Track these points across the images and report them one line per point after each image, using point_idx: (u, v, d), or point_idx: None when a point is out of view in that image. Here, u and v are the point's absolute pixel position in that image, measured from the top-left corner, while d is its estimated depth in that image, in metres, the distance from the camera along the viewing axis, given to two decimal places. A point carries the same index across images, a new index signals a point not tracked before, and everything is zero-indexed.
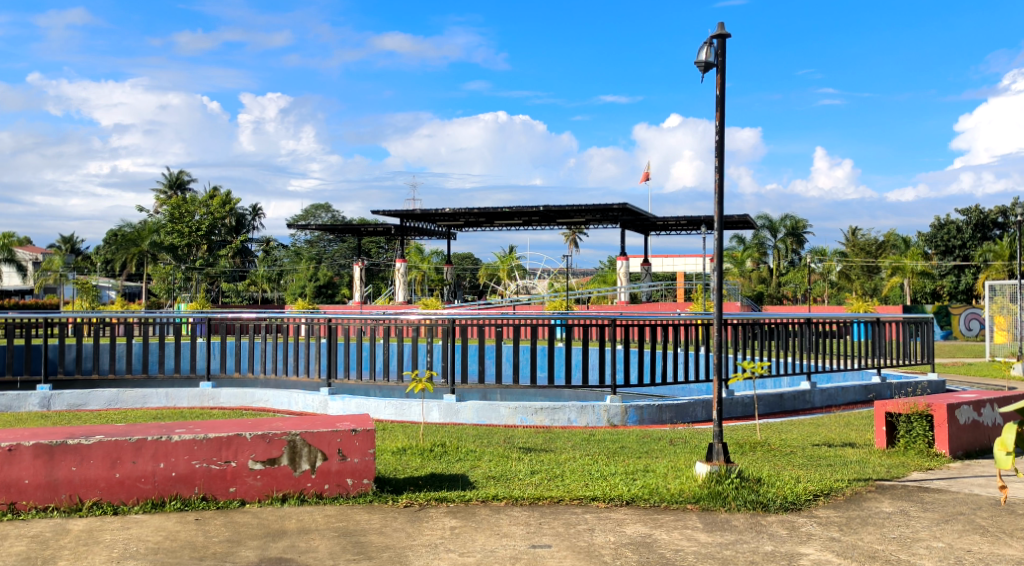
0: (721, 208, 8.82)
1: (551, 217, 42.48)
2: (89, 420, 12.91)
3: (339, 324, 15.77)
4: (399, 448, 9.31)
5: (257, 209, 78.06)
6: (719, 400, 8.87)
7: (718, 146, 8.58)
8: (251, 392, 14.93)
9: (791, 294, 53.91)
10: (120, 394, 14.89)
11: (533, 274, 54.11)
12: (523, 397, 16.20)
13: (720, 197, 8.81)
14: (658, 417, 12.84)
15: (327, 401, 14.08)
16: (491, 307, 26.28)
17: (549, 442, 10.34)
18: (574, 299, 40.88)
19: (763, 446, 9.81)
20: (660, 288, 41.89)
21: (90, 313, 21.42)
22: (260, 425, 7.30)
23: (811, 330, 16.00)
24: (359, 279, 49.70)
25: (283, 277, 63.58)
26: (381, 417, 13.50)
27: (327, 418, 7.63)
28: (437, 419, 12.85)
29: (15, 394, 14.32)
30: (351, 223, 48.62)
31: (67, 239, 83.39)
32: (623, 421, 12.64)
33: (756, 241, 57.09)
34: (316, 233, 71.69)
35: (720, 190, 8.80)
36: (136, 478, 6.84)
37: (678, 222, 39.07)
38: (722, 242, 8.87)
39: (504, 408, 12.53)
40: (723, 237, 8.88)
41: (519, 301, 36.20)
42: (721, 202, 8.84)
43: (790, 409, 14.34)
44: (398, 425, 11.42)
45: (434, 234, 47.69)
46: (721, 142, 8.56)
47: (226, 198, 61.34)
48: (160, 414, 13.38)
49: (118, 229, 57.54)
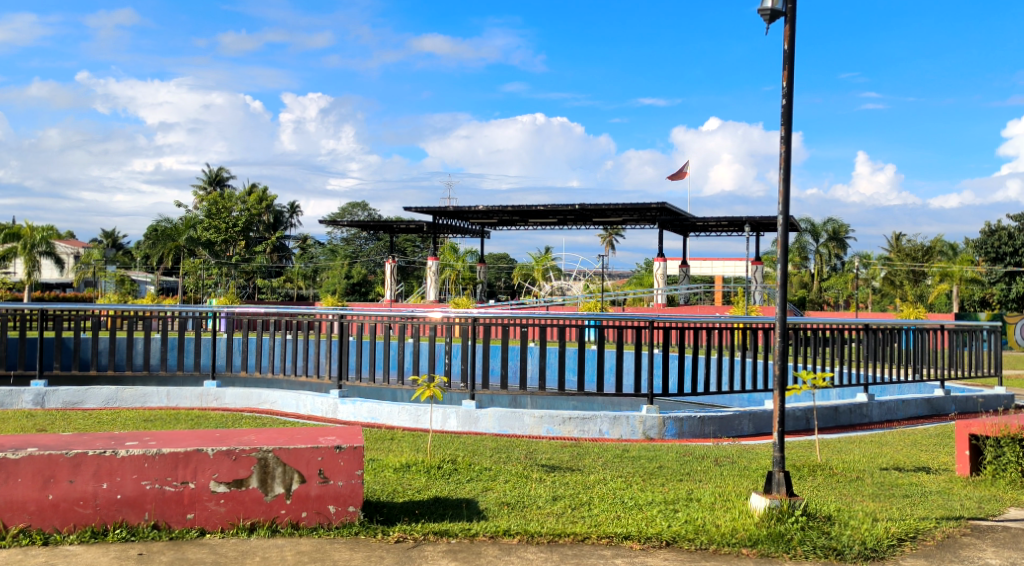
0: (786, 187, 7.48)
1: (587, 216, 41.17)
2: (76, 421, 11.78)
3: (353, 321, 14.55)
4: (403, 464, 8.08)
5: (295, 207, 77.59)
6: (783, 418, 7.52)
7: (786, 112, 7.21)
8: (257, 393, 13.74)
9: (833, 300, 52.21)
10: (119, 393, 13.86)
11: (569, 275, 52.84)
12: (556, 407, 14.97)
13: (786, 172, 7.43)
14: (700, 430, 11.54)
15: (336, 404, 12.88)
16: (526, 308, 25.08)
17: (576, 459, 9.04)
18: (610, 300, 39.41)
19: (824, 470, 8.46)
20: (700, 290, 40.29)
21: (107, 306, 20.49)
22: (229, 439, 6.13)
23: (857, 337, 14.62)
24: (391, 277, 48.54)
25: (318, 274, 62.56)
26: (392, 423, 12.29)
27: (311, 430, 6.44)
28: (455, 428, 11.65)
29: (7, 391, 13.38)
30: (384, 219, 47.43)
31: (108, 234, 83.60)
32: (660, 434, 11.33)
33: (798, 245, 55.44)
34: (352, 230, 70.69)
35: (788, 164, 7.42)
36: (73, 501, 5.69)
37: (720, 224, 37.42)
38: (789, 226, 7.55)
39: (528, 417, 11.30)
40: (790, 220, 7.57)
41: (553, 302, 34.95)
42: (788, 177, 7.49)
43: (846, 423, 12.92)
44: (405, 436, 10.17)
45: (468, 233, 46.36)
46: (790, 105, 7.19)
47: (263, 195, 60.68)
48: (155, 415, 12.26)
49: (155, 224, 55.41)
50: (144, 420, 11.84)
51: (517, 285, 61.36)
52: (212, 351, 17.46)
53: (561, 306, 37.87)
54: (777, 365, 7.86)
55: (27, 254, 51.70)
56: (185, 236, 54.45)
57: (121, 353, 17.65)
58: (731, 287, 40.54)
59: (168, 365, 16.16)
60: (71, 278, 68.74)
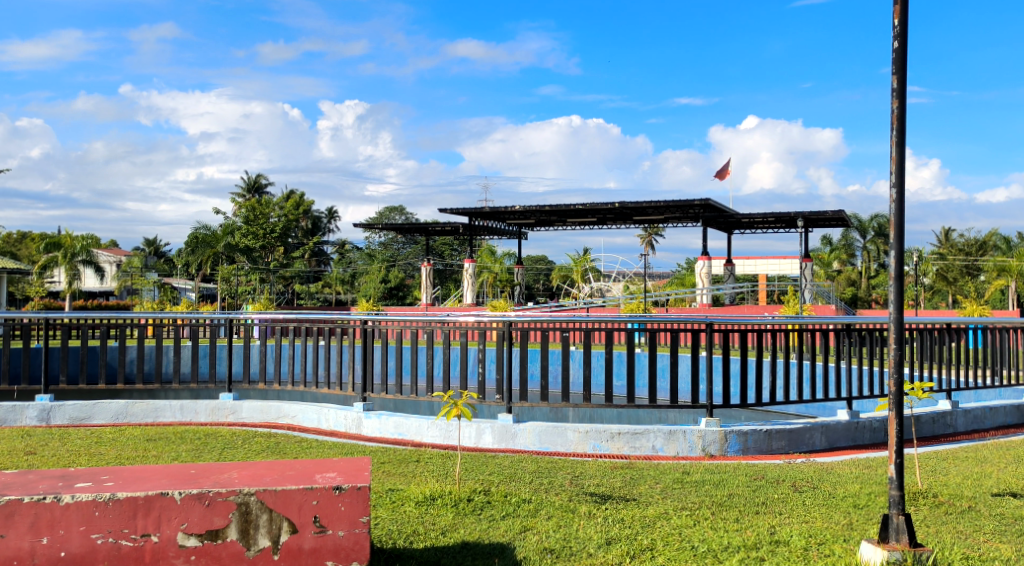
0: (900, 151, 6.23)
1: (626, 215, 39.75)
2: (74, 440, 10.66)
3: (377, 327, 13.49)
4: (426, 497, 6.85)
5: (333, 213, 77.09)
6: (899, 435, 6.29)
7: (898, 56, 6.02)
8: (276, 406, 12.60)
9: (883, 297, 50.39)
10: (129, 407, 12.79)
11: (608, 276, 51.54)
12: (600, 419, 13.80)
13: (900, 132, 6.09)
14: (767, 446, 10.27)
15: (361, 418, 11.67)
16: (567, 310, 23.92)
17: (630, 486, 7.76)
18: (652, 301, 37.97)
19: (930, 498, 7.09)
20: (746, 289, 38.70)
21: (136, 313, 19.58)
22: (204, 477, 4.98)
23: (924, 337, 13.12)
24: (428, 280, 47.33)
25: (356, 279, 59.56)
26: (419, 439, 11.08)
27: (307, 465, 5.26)
28: (491, 444, 10.42)
29: (11, 406, 12.38)
30: (420, 222, 46.25)
31: (150, 243, 83.52)
32: (722, 450, 10.11)
33: (844, 242, 54.10)
34: (389, 234, 69.51)
35: (903, 122, 6.06)
36: (5, 559, 4.56)
37: (767, 220, 35.77)
38: (904, 201, 6.40)
39: (573, 431, 10.09)
40: (903, 194, 6.42)
41: (593, 304, 33.65)
42: (902, 138, 6.20)
43: (929, 435, 11.49)
44: (432, 458, 8.93)
45: (505, 234, 45.06)
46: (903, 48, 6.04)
47: (299, 200, 60.48)
48: (161, 430, 11.15)
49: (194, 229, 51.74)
50: (147, 439, 10.63)
51: (557, 287, 59.88)
52: (242, 359, 16.31)
53: (601, 307, 36.52)
54: (890, 374, 6.52)
55: (68, 264, 50.86)
56: (222, 242, 51.89)
57: (153, 361, 16.56)
58: (778, 286, 38.85)
59: (197, 376, 15.03)
60: (112, 286, 68.52)
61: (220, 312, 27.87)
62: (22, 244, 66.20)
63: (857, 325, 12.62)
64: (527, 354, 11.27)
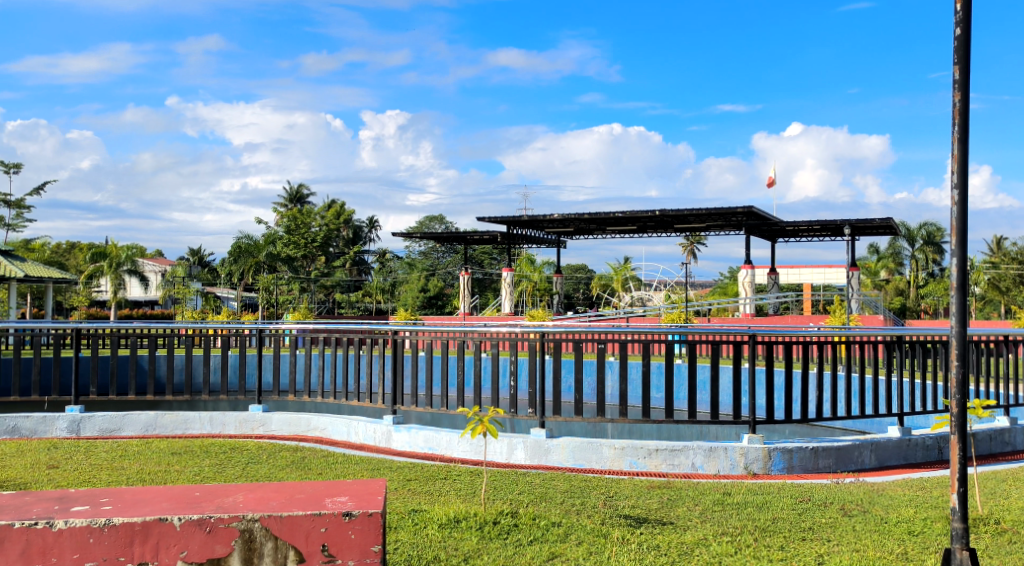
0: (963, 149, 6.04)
1: (668, 223, 39.19)
2: (99, 452, 10.44)
3: (410, 337, 13.18)
4: (450, 519, 6.50)
5: (374, 223, 77.26)
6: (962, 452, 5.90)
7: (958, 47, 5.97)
8: (306, 417, 12.31)
9: (932, 307, 49.23)
10: (159, 418, 12.55)
11: (648, 285, 50.95)
12: (639, 434, 13.41)
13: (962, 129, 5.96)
14: (813, 464, 9.83)
15: (390, 431, 11.35)
16: (609, 320, 23.45)
17: (667, 508, 7.35)
18: (693, 310, 37.34)
19: (994, 525, 6.58)
20: (790, 298, 37.96)
21: (175, 321, 19.52)
22: (207, 500, 4.67)
23: (979, 350, 12.48)
24: (467, 289, 47.04)
25: (396, 288, 58.97)
26: (449, 454, 10.72)
27: (317, 488, 4.93)
28: (522, 460, 10.04)
29: (42, 416, 12.24)
30: (459, 230, 45.97)
31: (195, 252, 84.17)
32: (765, 469, 9.66)
33: (891, 250, 52.97)
34: (428, 243, 69.38)
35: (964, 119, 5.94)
36: None
37: (811, 227, 34.98)
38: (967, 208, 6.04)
39: (608, 447, 9.70)
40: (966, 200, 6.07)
41: (633, 313, 33.16)
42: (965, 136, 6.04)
43: (986, 453, 10.91)
44: (458, 476, 8.57)
45: (544, 242, 44.64)
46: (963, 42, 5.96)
47: (340, 210, 60.53)
48: (187, 444, 10.90)
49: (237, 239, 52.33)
50: (172, 452, 10.38)
51: (597, 296, 59.30)
52: (277, 370, 16.03)
53: (642, 316, 35.94)
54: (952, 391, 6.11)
55: (113, 273, 51.30)
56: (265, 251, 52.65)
57: (192, 372, 16.39)
58: (823, 295, 38.00)
59: (232, 386, 14.86)
60: (156, 295, 69.15)
61: (262, 320, 27.80)
62: (70, 253, 67.03)
63: (909, 336, 12.07)
64: (561, 366, 10.84)
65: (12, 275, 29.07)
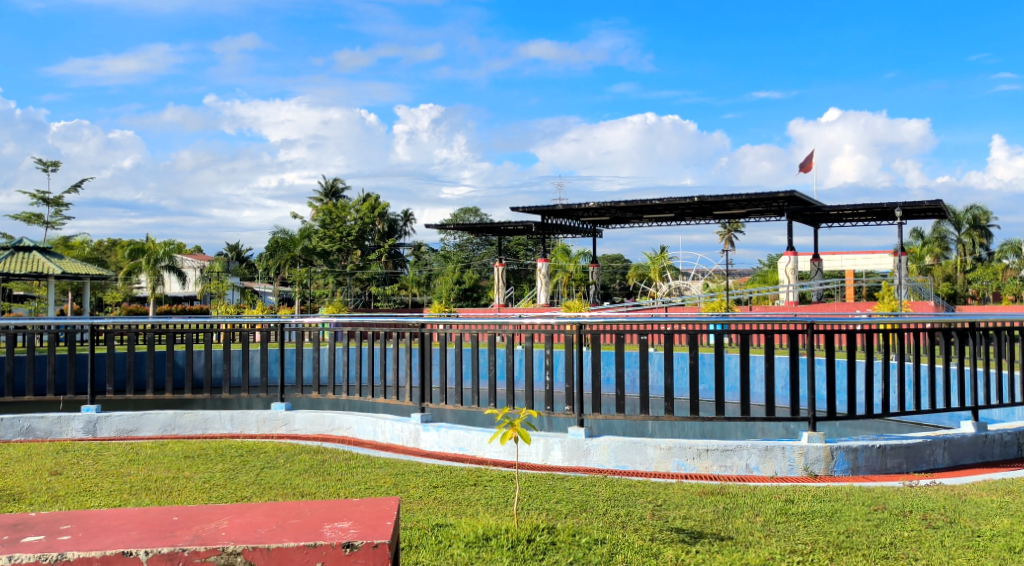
0: None
1: (706, 210, 38.03)
2: (108, 455, 9.71)
3: (437, 333, 12.25)
4: (479, 536, 5.72)
5: (409, 215, 76.81)
6: None
7: None
8: (330, 416, 11.54)
9: (979, 293, 47.74)
10: (177, 418, 11.80)
11: (687, 275, 49.95)
12: (682, 432, 12.61)
13: None
14: (880, 464, 8.93)
15: (419, 431, 10.59)
16: (646, 312, 22.54)
17: (724, 519, 6.52)
18: (733, 299, 36.29)
19: None
20: (834, 286, 36.76)
21: (204, 317, 18.97)
22: (186, 526, 3.95)
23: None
24: (501, 281, 46.21)
25: (432, 281, 58.20)
26: (482, 456, 9.95)
27: (315, 510, 4.18)
28: (560, 462, 9.21)
29: (55, 417, 11.59)
30: (493, 221, 45.12)
31: (233, 248, 84.54)
32: (827, 470, 8.80)
33: (936, 235, 51.44)
34: (463, 235, 68.69)
35: None
36: None
37: (856, 211, 33.68)
38: None
39: (653, 448, 8.86)
40: None
41: (673, 303, 32.18)
42: None
43: None
44: (492, 482, 7.80)
45: (580, 232, 43.69)
46: None
47: (375, 203, 59.82)
48: (201, 447, 10.15)
49: (273, 234, 52.21)
50: (185, 455, 9.68)
51: (634, 286, 58.28)
52: (310, 363, 15.31)
53: (682, 307, 34.97)
54: None
55: (151, 269, 51.00)
56: (300, 246, 52.93)
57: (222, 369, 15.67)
58: (867, 283, 36.71)
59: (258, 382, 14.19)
60: (195, 290, 69.30)
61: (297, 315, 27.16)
62: (110, 250, 67.19)
63: (983, 324, 10.91)
64: (601, 358, 9.93)
65: (50, 273, 28.64)
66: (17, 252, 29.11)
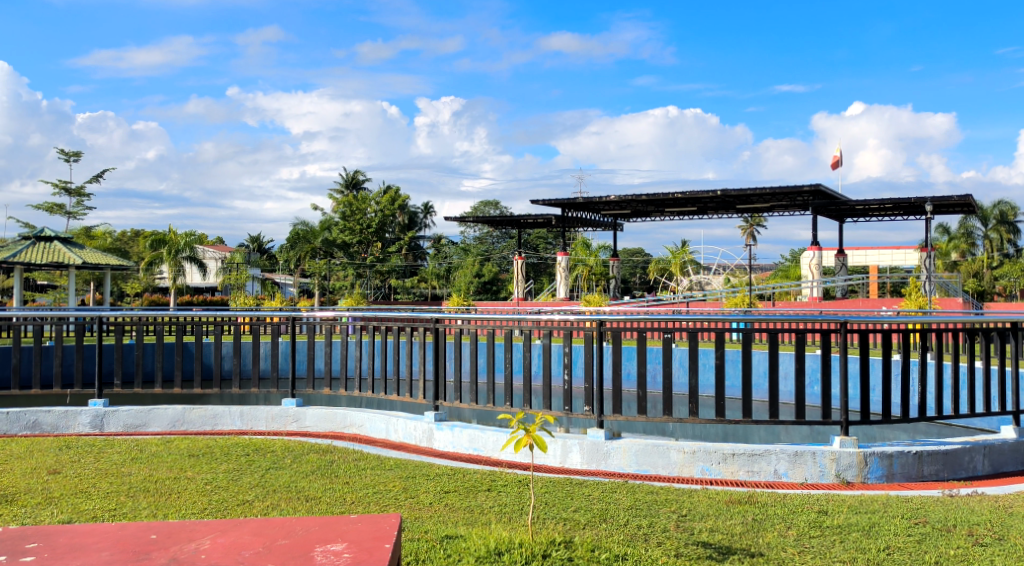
0: None
1: (729, 204, 37.39)
2: (111, 454, 9.37)
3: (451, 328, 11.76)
4: (491, 550, 5.32)
5: (429, 208, 76.55)
6: None
7: None
8: (342, 414, 11.17)
9: (1006, 290, 46.84)
10: (186, 413, 11.43)
11: (708, 269, 49.34)
12: (703, 433, 12.13)
13: None
14: (917, 471, 8.45)
15: (432, 430, 10.19)
16: (667, 308, 22.07)
17: (753, 533, 6.09)
18: (755, 294, 35.66)
19: None
20: (858, 281, 36.04)
21: (221, 309, 18.71)
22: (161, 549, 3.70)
23: None
24: (521, 274, 45.71)
25: (452, 273, 57.83)
26: (496, 457, 9.57)
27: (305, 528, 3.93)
28: (578, 465, 8.80)
29: (61, 411, 11.24)
30: (512, 213, 44.66)
31: (254, 239, 84.74)
32: (860, 477, 8.35)
33: (963, 230, 50.52)
34: (483, 228, 68.32)
35: None
36: None
37: (882, 206, 32.96)
38: None
39: (676, 452, 8.43)
40: None
41: (694, 298, 31.62)
42: None
43: None
44: (507, 488, 7.40)
45: (601, 226, 43.18)
46: None
47: (396, 195, 59.30)
48: (207, 446, 9.80)
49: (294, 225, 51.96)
50: (190, 454, 9.32)
51: (654, 280, 57.71)
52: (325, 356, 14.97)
53: (704, 302, 34.38)
54: None
55: (172, 259, 50.85)
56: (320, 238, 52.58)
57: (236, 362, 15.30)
58: (891, 278, 35.98)
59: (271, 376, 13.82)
60: (216, 281, 69.34)
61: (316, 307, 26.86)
62: (131, 241, 67.22)
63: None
64: (622, 355, 9.48)
65: (71, 262, 28.40)
66: (39, 242, 28.93)
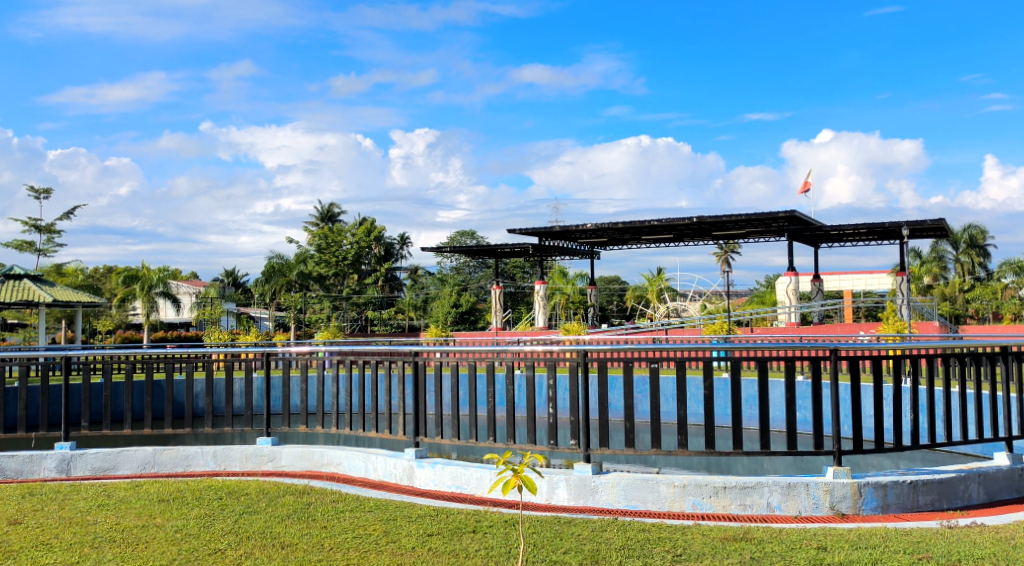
0: None
1: (706, 230, 37.40)
2: (77, 500, 8.96)
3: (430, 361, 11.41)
4: None
5: (404, 239, 76.24)
6: None
7: None
8: (319, 451, 10.81)
9: (979, 312, 47.10)
10: (157, 454, 11.01)
11: (685, 296, 49.30)
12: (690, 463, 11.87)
13: None
14: (912, 502, 8.23)
15: (412, 467, 9.85)
16: (645, 334, 21.87)
17: None
18: (733, 321, 35.55)
19: None
20: (835, 306, 36.03)
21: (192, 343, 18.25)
22: None
23: None
24: (499, 304, 45.40)
25: (429, 304, 57.46)
26: (480, 493, 9.25)
27: None
28: (565, 501, 8.50)
29: (24, 456, 10.78)
30: (489, 243, 44.47)
31: (229, 273, 84.00)
32: (855, 508, 8.11)
33: (935, 254, 50.89)
34: (459, 258, 68.09)
35: None
36: None
37: (857, 231, 33.05)
38: None
39: (666, 486, 8.16)
40: None
41: (673, 326, 31.45)
42: None
43: None
44: (492, 529, 7.10)
45: (578, 254, 43.08)
46: None
47: (371, 226, 59.06)
48: (177, 489, 9.41)
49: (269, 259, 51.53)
50: (161, 498, 8.94)
51: (631, 308, 57.59)
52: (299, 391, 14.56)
53: (682, 328, 34.22)
54: None
55: (145, 295, 50.16)
56: (296, 270, 52.19)
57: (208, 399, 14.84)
58: (867, 302, 36.01)
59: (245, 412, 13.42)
60: (190, 316, 68.55)
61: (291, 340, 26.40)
62: (103, 277, 66.35)
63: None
64: (608, 386, 9.22)
65: (40, 299, 27.71)
66: (8, 280, 28.33)
